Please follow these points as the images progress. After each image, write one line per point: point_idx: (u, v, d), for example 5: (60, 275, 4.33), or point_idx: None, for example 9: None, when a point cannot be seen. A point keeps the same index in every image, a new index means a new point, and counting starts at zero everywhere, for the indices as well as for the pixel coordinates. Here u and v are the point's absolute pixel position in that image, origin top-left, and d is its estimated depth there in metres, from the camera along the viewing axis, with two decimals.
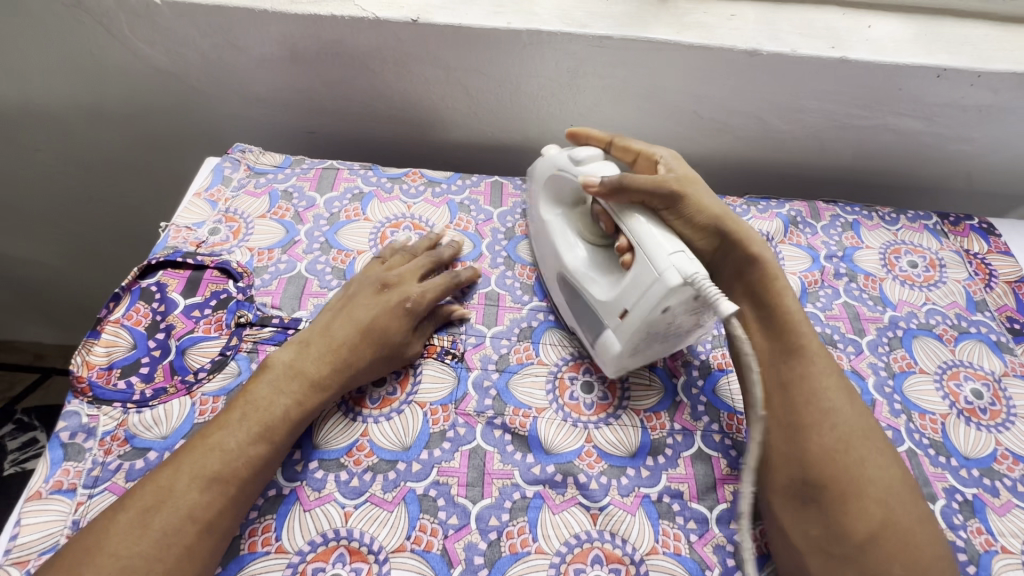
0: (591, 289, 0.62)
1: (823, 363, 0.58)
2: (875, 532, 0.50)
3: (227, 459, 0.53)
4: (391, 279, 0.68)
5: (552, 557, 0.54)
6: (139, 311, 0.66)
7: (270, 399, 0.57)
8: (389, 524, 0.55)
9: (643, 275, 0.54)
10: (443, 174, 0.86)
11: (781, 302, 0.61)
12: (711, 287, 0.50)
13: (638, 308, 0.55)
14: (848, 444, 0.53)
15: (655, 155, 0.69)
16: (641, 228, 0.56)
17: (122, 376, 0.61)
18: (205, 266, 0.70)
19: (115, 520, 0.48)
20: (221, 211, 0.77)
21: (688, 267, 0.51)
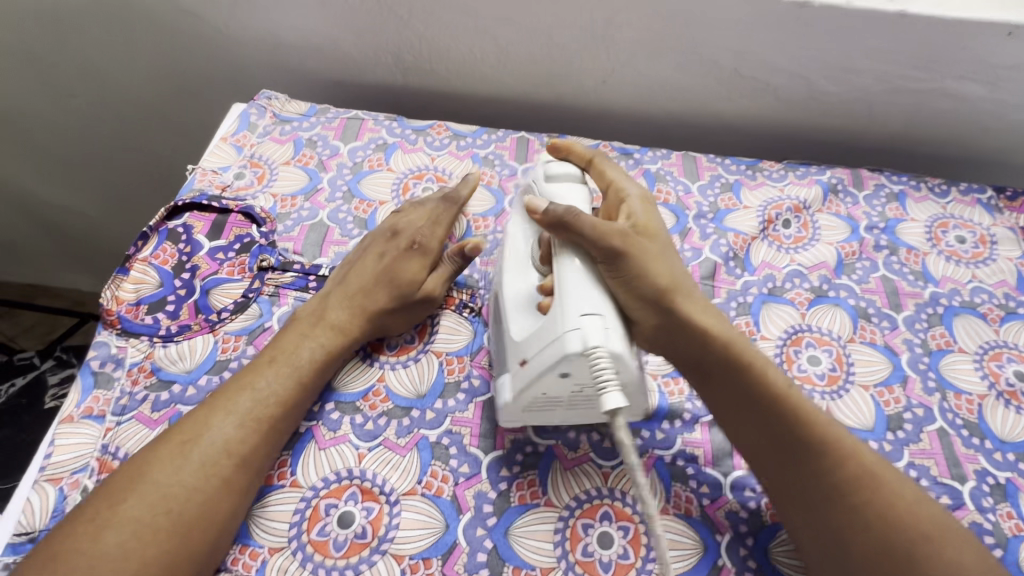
0: (509, 325, 0.56)
1: (837, 449, 0.52)
2: None
3: (262, 399, 0.54)
4: (399, 225, 0.67)
5: (561, 511, 0.54)
6: (166, 251, 0.67)
7: (296, 343, 0.58)
8: (402, 467, 0.56)
9: (549, 329, 0.50)
10: (468, 127, 0.84)
11: (772, 387, 0.54)
12: (604, 373, 0.47)
13: (536, 359, 0.51)
14: (892, 537, 0.48)
15: (624, 190, 0.61)
16: (568, 278, 0.51)
17: (149, 312, 0.63)
18: (230, 210, 0.71)
19: (155, 453, 0.49)
20: (246, 156, 0.77)
21: (595, 338, 0.47)
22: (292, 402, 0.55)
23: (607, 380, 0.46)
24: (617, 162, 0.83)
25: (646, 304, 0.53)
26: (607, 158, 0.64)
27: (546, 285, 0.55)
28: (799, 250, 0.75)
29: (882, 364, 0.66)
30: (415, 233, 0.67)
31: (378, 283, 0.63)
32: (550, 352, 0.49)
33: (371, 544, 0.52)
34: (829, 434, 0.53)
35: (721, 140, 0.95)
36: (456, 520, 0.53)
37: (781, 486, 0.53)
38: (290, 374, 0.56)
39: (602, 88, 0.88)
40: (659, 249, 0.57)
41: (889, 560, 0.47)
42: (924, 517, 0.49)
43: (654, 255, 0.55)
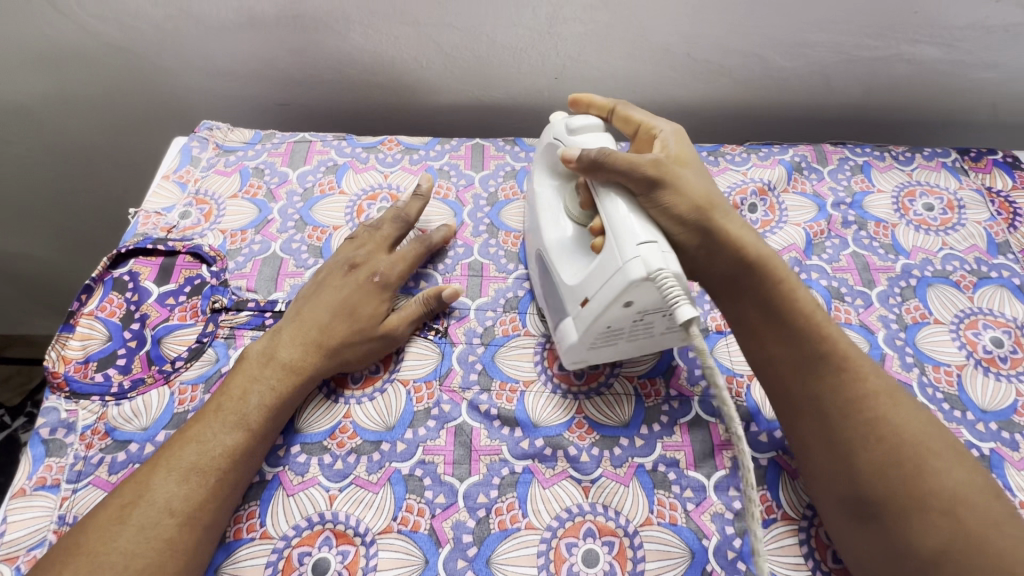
0: (560, 271, 0.58)
1: (854, 366, 0.53)
2: (947, 547, 0.44)
3: (206, 455, 0.52)
4: (361, 256, 0.66)
5: (543, 532, 0.53)
6: (113, 302, 0.64)
7: (245, 389, 0.56)
8: (375, 505, 0.54)
9: (609, 262, 0.50)
10: (420, 140, 0.81)
11: (796, 304, 0.55)
12: (676, 290, 0.46)
13: (599, 297, 0.51)
14: (903, 450, 0.48)
15: (655, 129, 0.63)
16: (617, 214, 0.51)
17: (99, 369, 0.60)
18: (178, 252, 0.68)
19: (94, 521, 0.48)
20: (190, 193, 0.74)
21: (657, 261, 0.47)
22: (242, 455, 0.53)
23: (676, 298, 0.46)
24: None
25: (688, 226, 0.55)
26: (630, 105, 0.66)
27: (595, 226, 0.55)
28: (767, 234, 0.73)
29: (858, 343, 0.65)
30: (374, 266, 0.65)
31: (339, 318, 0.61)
32: (614, 287, 0.49)
33: None
34: (848, 351, 0.54)
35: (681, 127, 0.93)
36: (436, 554, 0.52)
37: (799, 397, 0.54)
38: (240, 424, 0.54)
39: (555, 85, 0.86)
40: (695, 173, 0.58)
41: (898, 470, 0.48)
42: (935, 435, 0.50)
43: (694, 177, 0.57)
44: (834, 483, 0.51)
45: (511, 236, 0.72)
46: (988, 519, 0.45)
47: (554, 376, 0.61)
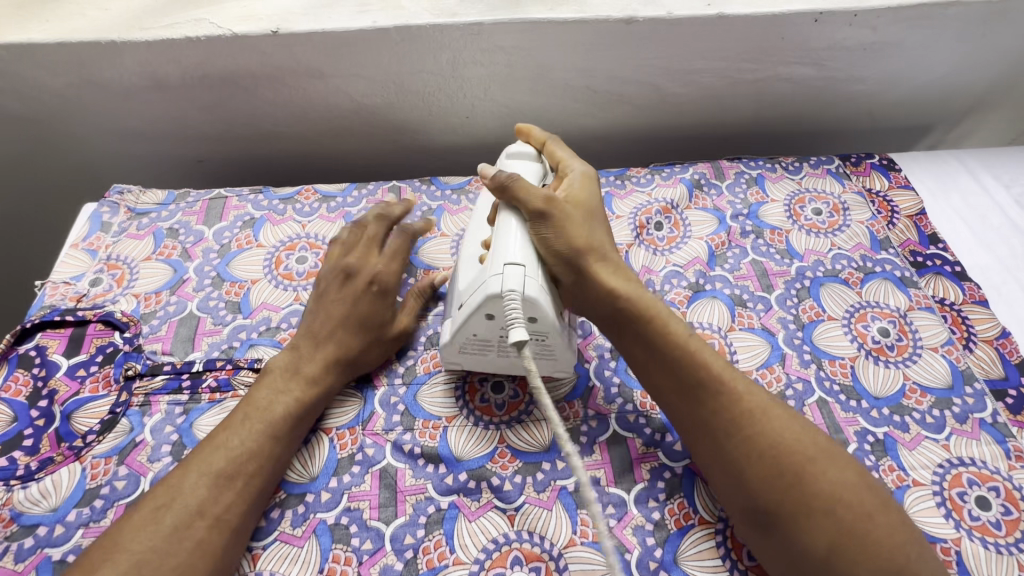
0: (456, 276, 0.62)
1: (728, 388, 0.55)
2: (833, 545, 0.48)
3: (187, 511, 0.50)
4: (354, 264, 0.66)
5: (471, 566, 0.54)
6: (18, 380, 0.62)
7: (270, 399, 0.58)
8: (300, 560, 0.54)
9: (483, 274, 0.56)
10: (337, 186, 0.83)
11: (674, 331, 0.58)
12: (513, 308, 0.52)
13: (467, 302, 0.57)
14: (779, 463, 0.51)
15: (570, 168, 0.67)
16: (506, 231, 0.58)
17: (3, 452, 0.58)
18: (88, 321, 0.67)
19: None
20: (102, 259, 0.73)
21: (511, 282, 0.53)
22: (224, 506, 0.51)
23: (514, 320, 0.52)
24: None
25: (562, 258, 0.58)
26: (561, 143, 0.70)
27: (489, 239, 0.61)
28: (673, 250, 0.78)
29: (761, 346, 0.69)
30: (357, 291, 0.65)
31: (317, 350, 0.62)
32: (477, 295, 0.55)
33: None
34: (724, 373, 0.56)
35: (593, 152, 0.99)
36: None
37: (687, 422, 0.56)
38: (223, 472, 0.52)
39: (468, 123, 0.89)
40: (584, 219, 0.61)
41: (779, 481, 0.51)
42: (809, 442, 0.53)
43: (571, 220, 0.59)
44: (733, 499, 0.53)
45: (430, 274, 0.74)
46: (858, 515, 0.49)
47: (476, 408, 0.63)
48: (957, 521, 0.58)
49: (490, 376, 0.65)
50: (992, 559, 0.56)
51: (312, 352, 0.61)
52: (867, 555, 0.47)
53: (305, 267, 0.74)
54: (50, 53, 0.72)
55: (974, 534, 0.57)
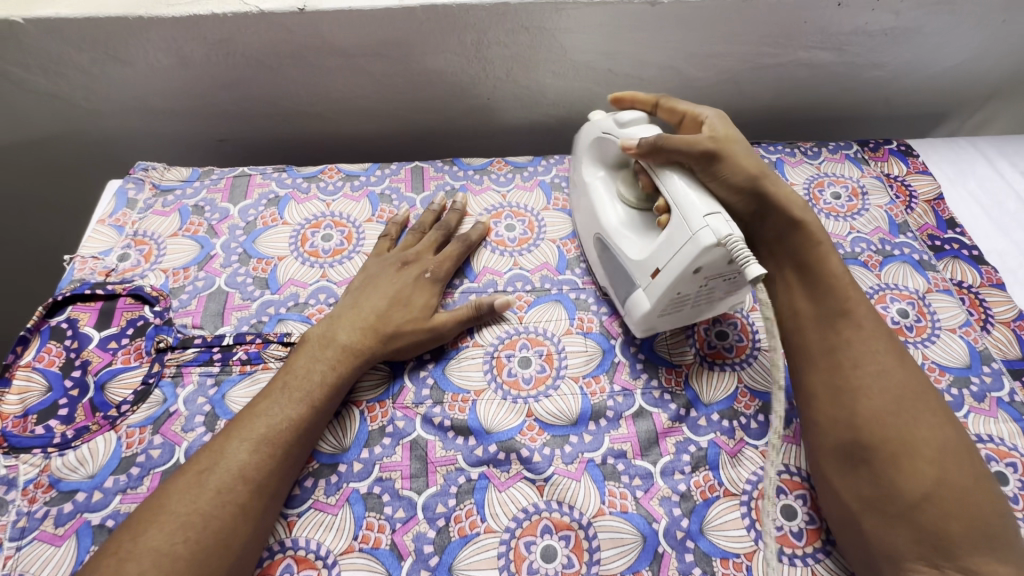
0: (626, 250, 0.64)
1: (870, 328, 0.58)
2: (930, 491, 0.49)
3: (230, 475, 0.52)
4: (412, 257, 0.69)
5: (502, 534, 0.55)
6: (51, 351, 0.63)
7: (307, 368, 0.60)
8: (335, 527, 0.55)
9: (677, 234, 0.56)
10: (360, 166, 0.83)
11: (825, 265, 0.61)
12: (744, 252, 0.52)
13: (669, 270, 0.57)
14: (902, 401, 0.53)
15: (700, 115, 0.66)
16: (677, 189, 0.58)
17: (39, 421, 0.59)
18: (117, 295, 0.68)
19: (123, 538, 0.48)
20: (129, 235, 0.74)
21: (723, 229, 0.53)
22: (265, 471, 0.53)
23: (745, 259, 0.51)
24: (513, 176, 0.84)
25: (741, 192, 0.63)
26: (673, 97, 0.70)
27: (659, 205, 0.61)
28: None
29: None
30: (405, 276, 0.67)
31: (359, 322, 0.63)
32: (684, 258, 0.55)
33: None
34: (866, 314, 0.59)
35: None
36: (398, 568, 0.53)
37: (815, 348, 0.59)
38: (263, 438, 0.54)
39: (488, 106, 0.90)
40: (745, 150, 0.63)
41: (895, 419, 0.52)
42: (929, 396, 0.54)
43: (742, 154, 0.62)
44: (835, 429, 0.54)
45: None
46: (965, 468, 0.50)
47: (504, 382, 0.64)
48: None
49: (517, 352, 0.66)
50: None
51: (352, 325, 0.63)
52: (960, 508, 0.48)
53: (331, 245, 0.74)
54: (77, 29, 0.73)
55: None
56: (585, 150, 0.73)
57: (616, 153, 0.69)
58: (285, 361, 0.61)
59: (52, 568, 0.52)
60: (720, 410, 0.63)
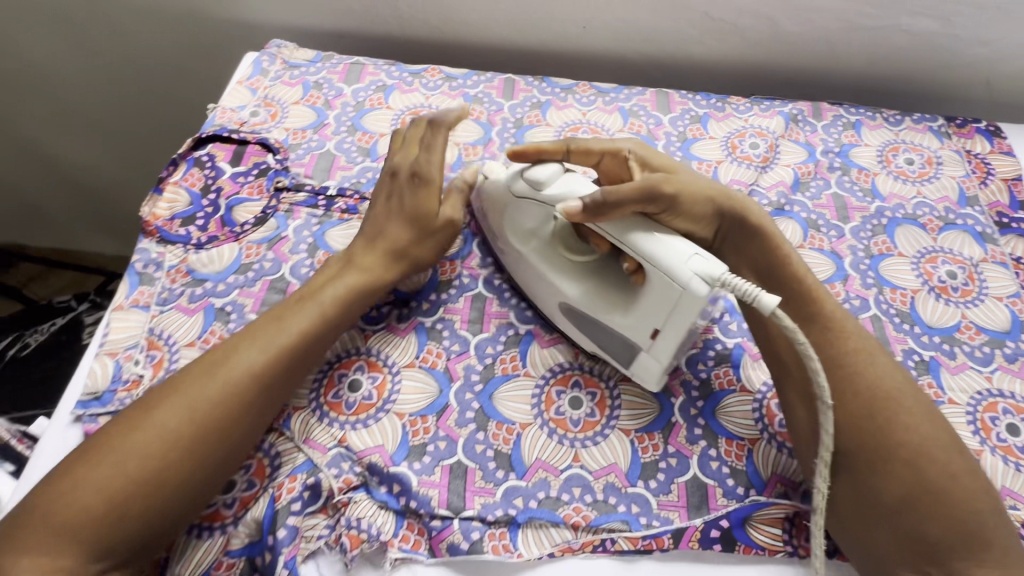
0: (606, 318, 0.61)
1: (838, 326, 0.60)
2: (908, 494, 0.53)
3: (285, 336, 0.58)
4: (400, 164, 0.71)
5: (538, 379, 0.64)
6: (194, 176, 0.77)
7: (356, 257, 0.66)
8: (402, 345, 0.66)
9: (667, 291, 0.55)
10: (460, 70, 0.91)
11: (789, 267, 0.64)
12: (745, 283, 0.52)
13: (673, 324, 0.57)
14: (879, 405, 0.56)
15: (620, 149, 0.68)
16: (646, 246, 0.56)
17: (182, 225, 0.73)
18: (249, 142, 0.80)
19: (200, 368, 0.56)
20: (260, 97, 0.86)
21: (712, 269, 0.53)
22: (316, 335, 0.60)
23: (751, 292, 0.52)
24: (594, 99, 0.89)
25: (702, 218, 0.66)
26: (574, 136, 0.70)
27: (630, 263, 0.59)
28: (763, 170, 0.82)
29: (826, 265, 0.74)
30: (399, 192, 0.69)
31: (371, 233, 0.68)
32: (686, 312, 0.56)
33: (376, 405, 0.62)
34: (837, 317, 0.61)
35: (697, 84, 1.01)
36: (448, 386, 0.63)
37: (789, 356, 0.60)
38: (341, 293, 0.62)
39: (582, 34, 0.94)
40: (689, 175, 0.66)
41: (869, 424, 0.56)
42: (906, 393, 0.57)
43: (690, 182, 0.65)
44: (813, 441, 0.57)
45: None
46: (943, 470, 0.53)
47: None
48: (983, 438, 0.62)
49: None
50: (1009, 472, 0.61)
51: (378, 222, 0.68)
52: (939, 509, 0.52)
53: None
54: None
55: (997, 450, 0.62)
56: (501, 218, 0.68)
57: (540, 214, 0.65)
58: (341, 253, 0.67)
59: (184, 330, 0.65)
60: None
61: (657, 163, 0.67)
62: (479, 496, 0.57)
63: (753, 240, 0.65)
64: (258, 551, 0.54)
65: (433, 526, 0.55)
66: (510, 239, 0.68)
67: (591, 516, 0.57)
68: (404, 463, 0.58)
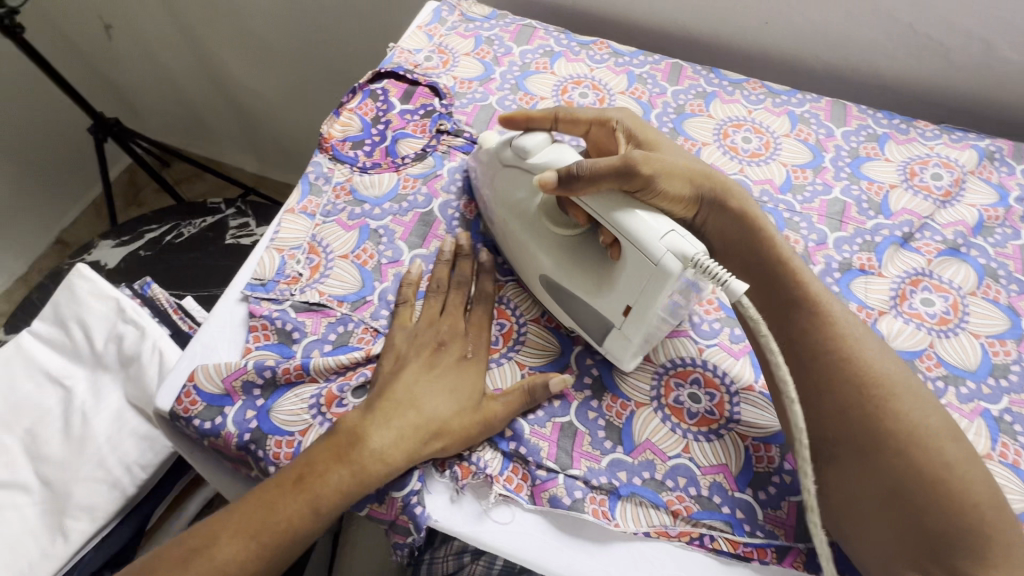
0: (578, 290, 0.61)
1: (821, 313, 0.60)
2: (897, 485, 0.52)
3: (330, 491, 0.53)
4: (445, 335, 0.63)
5: (657, 367, 0.64)
6: (368, 106, 0.83)
7: (409, 397, 0.58)
8: (531, 301, 0.68)
9: (640, 267, 0.55)
10: (628, 48, 0.90)
11: (773, 253, 0.63)
12: (718, 268, 0.52)
13: (645, 302, 0.56)
14: (868, 392, 0.56)
15: (608, 121, 0.69)
16: (624, 222, 0.55)
17: (352, 148, 0.79)
18: (419, 83, 0.85)
19: (255, 507, 0.53)
20: (435, 44, 0.90)
21: (686, 249, 0.53)
22: (370, 481, 0.54)
23: (722, 276, 0.52)
24: (764, 99, 0.85)
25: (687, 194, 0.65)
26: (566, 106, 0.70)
27: (609, 238, 0.59)
28: (942, 205, 0.75)
29: (999, 320, 0.67)
30: (446, 365, 0.61)
31: (425, 363, 0.60)
32: (657, 291, 0.54)
33: (501, 350, 0.64)
34: (817, 296, 0.62)
35: (877, 102, 0.93)
36: (570, 349, 0.65)
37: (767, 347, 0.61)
38: (409, 426, 0.56)
39: (761, 31, 0.88)
40: (672, 153, 0.66)
41: (856, 414, 0.55)
42: (897, 379, 0.56)
43: (673, 157, 0.64)
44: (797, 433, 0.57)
45: (689, 143, 0.80)
46: (936, 459, 0.52)
47: None
48: None
49: None
50: None
51: (427, 362, 0.61)
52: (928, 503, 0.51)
53: (585, 102, 0.84)
54: None
55: None
56: (491, 185, 0.69)
57: (527, 185, 0.65)
58: (393, 375, 0.59)
59: (341, 242, 0.71)
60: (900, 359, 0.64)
61: (643, 138, 0.68)
62: (585, 459, 0.58)
63: (733, 219, 0.65)
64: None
65: (539, 475, 0.57)
66: (490, 205, 0.69)
67: (695, 508, 0.56)
68: (519, 411, 0.60)
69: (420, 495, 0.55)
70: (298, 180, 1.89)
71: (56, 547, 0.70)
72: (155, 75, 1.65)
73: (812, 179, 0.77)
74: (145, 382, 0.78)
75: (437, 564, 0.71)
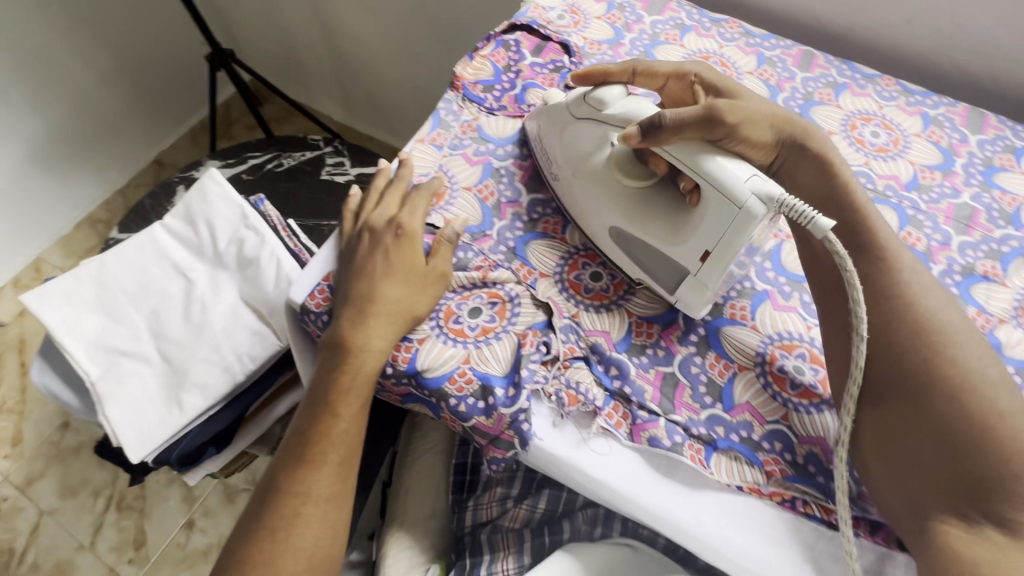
0: (652, 240, 0.62)
1: (877, 239, 0.62)
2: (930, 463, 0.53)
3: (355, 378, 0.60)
4: (376, 222, 0.67)
5: (763, 337, 0.63)
6: (501, 54, 0.85)
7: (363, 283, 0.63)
8: None
9: (723, 210, 0.56)
10: (760, 31, 0.90)
11: (837, 182, 0.64)
12: (802, 205, 0.54)
13: (725, 248, 0.58)
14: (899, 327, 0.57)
15: (685, 74, 0.70)
16: (710, 168, 0.57)
17: (483, 90, 0.82)
18: (551, 39, 0.87)
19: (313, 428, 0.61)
20: (568, 4, 0.92)
21: (768, 190, 0.55)
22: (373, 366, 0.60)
23: (807, 216, 0.54)
24: (896, 97, 0.83)
25: (767, 143, 0.65)
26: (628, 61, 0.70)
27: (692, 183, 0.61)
28: None
29: None
30: (384, 248, 0.65)
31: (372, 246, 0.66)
32: (738, 234, 0.56)
33: (610, 297, 0.67)
34: (877, 227, 0.63)
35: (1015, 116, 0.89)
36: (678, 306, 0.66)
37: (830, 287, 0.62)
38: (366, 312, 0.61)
39: (901, 28, 0.86)
40: (756, 102, 0.66)
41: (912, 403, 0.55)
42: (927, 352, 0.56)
43: (756, 104, 0.64)
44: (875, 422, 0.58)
45: (814, 129, 0.80)
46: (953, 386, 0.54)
47: None
48: None
49: None
50: None
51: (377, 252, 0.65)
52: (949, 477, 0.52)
53: None
54: None
55: None
56: (557, 138, 0.68)
57: (595, 139, 0.66)
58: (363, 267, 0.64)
59: (466, 175, 0.74)
60: (1016, 367, 0.63)
61: (723, 87, 0.69)
62: (686, 409, 0.60)
63: (812, 161, 0.65)
64: (494, 383, 0.59)
65: (639, 415, 0.59)
66: (556, 162, 0.69)
67: (790, 472, 0.57)
68: (625, 353, 0.63)
69: (527, 414, 0.58)
70: (383, 134, 1.96)
71: (172, 415, 0.78)
72: (266, 14, 1.73)
73: (940, 181, 0.75)
74: (261, 283, 0.83)
75: (480, 509, 0.77)
